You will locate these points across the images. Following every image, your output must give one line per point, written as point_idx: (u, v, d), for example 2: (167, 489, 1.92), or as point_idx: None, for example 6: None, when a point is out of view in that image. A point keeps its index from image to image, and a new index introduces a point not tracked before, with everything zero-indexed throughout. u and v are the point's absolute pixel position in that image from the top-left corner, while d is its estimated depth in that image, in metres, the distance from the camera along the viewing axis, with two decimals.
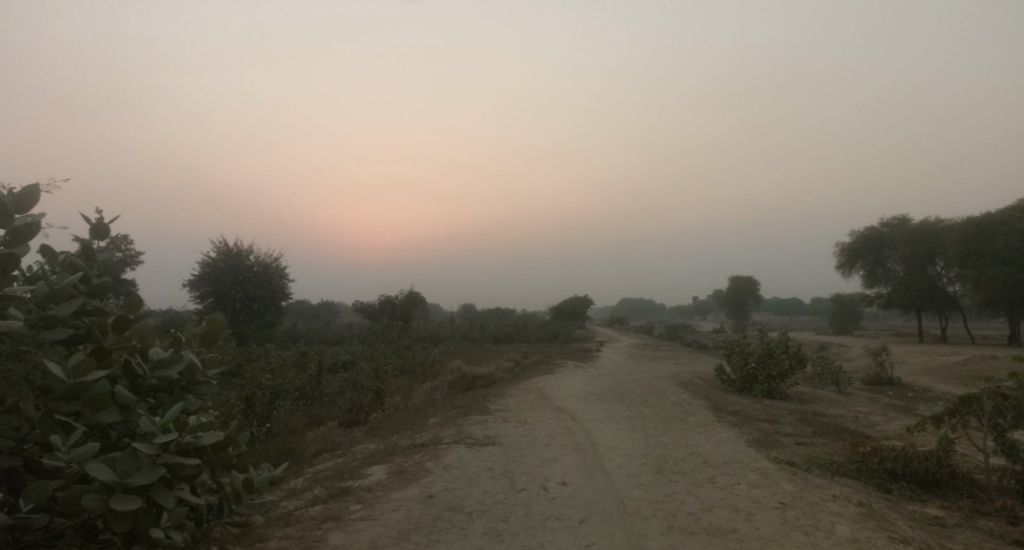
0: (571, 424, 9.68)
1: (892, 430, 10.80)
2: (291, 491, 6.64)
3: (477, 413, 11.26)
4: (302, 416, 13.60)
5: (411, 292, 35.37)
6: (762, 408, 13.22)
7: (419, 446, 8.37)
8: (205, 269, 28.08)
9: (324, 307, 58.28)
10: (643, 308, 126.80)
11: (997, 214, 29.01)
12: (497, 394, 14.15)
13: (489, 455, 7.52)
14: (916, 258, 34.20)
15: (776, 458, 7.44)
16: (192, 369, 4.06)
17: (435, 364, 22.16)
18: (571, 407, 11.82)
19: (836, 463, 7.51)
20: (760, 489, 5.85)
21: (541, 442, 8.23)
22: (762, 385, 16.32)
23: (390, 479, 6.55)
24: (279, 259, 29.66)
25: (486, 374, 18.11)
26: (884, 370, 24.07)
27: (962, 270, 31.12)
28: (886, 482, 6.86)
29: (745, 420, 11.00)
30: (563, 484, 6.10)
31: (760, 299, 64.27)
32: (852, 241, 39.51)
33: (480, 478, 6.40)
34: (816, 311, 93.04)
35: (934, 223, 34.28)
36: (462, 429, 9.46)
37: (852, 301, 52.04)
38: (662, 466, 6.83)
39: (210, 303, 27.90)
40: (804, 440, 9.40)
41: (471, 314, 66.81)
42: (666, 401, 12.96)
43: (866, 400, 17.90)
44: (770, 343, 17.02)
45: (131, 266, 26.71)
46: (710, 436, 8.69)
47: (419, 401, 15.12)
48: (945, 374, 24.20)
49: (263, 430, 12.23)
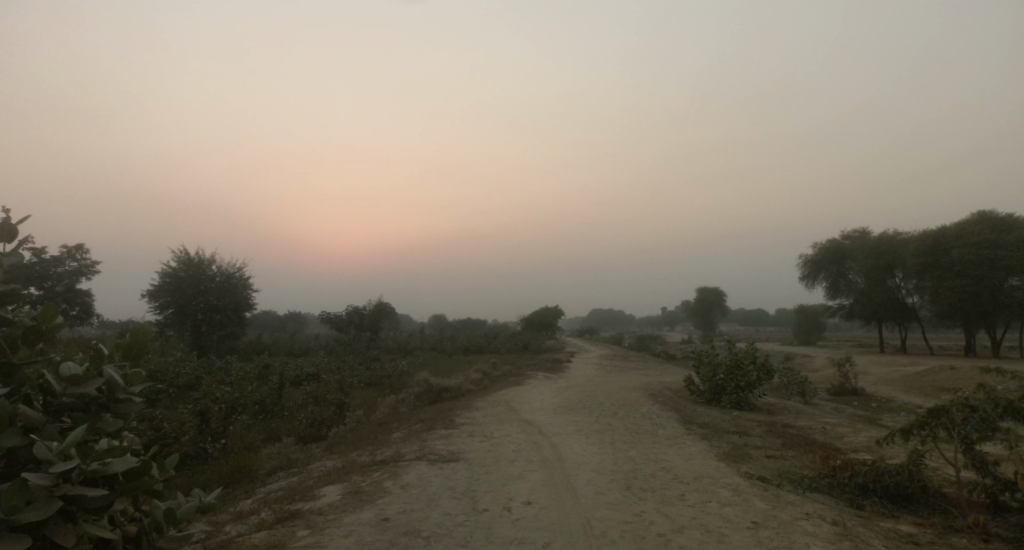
0: (538, 438, 9.39)
1: (860, 442, 10.76)
2: (237, 516, 6.21)
3: (442, 427, 10.89)
4: (260, 432, 13.03)
5: (379, 302, 34.77)
6: (731, 420, 13.13)
7: (378, 463, 7.97)
8: (164, 278, 27.12)
9: (292, 318, 57.05)
10: (613, 319, 127.28)
11: (953, 227, 29.79)
12: (463, 407, 13.79)
13: (451, 472, 7.17)
14: (876, 270, 34.91)
15: (747, 473, 7.25)
16: (112, 385, 3.68)
17: (402, 375, 21.69)
18: (539, 420, 11.53)
19: (807, 477, 7.36)
20: (731, 507, 5.64)
21: (506, 458, 7.91)
22: (731, 396, 16.26)
23: (344, 500, 6.16)
24: (243, 268, 28.83)
25: (454, 385, 17.71)
26: (848, 380, 24.36)
27: (920, 282, 31.83)
28: (857, 498, 6.71)
29: (715, 433, 10.84)
30: (528, 504, 5.79)
31: (727, 310, 65.06)
32: (815, 254, 40.21)
33: (440, 499, 6.05)
34: (781, 321, 94.67)
35: (893, 235, 35.07)
36: (424, 444, 9.09)
37: (816, 312, 52.92)
38: (631, 483, 6.58)
39: (170, 314, 26.98)
40: (774, 453, 9.25)
41: (441, 325, 66.20)
42: (635, 414, 12.77)
43: (832, 411, 17.99)
44: (738, 354, 17.00)
45: (86, 275, 25.63)
46: (680, 450, 8.48)
47: (383, 415, 14.68)
48: (906, 385, 24.58)
49: (217, 446, 11.67)
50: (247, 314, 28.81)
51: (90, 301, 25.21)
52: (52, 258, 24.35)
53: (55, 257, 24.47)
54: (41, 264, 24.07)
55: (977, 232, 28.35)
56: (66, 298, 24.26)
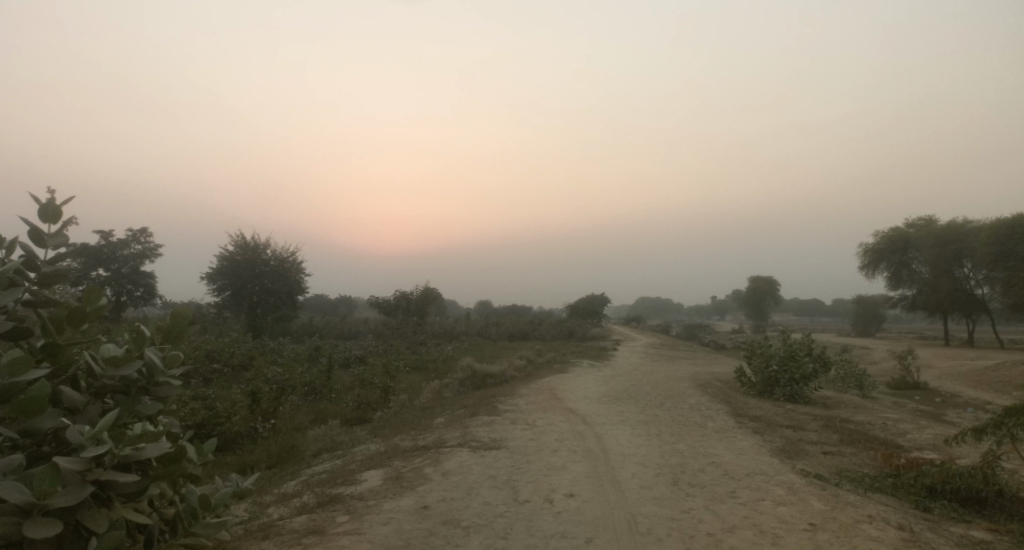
0: (582, 427, 9.20)
1: (925, 440, 10.15)
2: (279, 498, 6.25)
3: (485, 413, 10.81)
4: (308, 413, 13.25)
5: (427, 288, 35.04)
6: (784, 413, 12.65)
7: (421, 448, 7.93)
8: (222, 262, 27.95)
9: (342, 302, 58.23)
10: (661, 308, 125.42)
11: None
12: (507, 394, 13.70)
13: (493, 460, 7.05)
14: (942, 259, 33.12)
15: (803, 470, 6.87)
16: (151, 368, 3.67)
17: (448, 360, 21.78)
18: (584, 409, 11.33)
19: (868, 477, 6.94)
20: (786, 507, 5.32)
21: (549, 448, 7.74)
22: (784, 388, 15.69)
23: (384, 486, 6.11)
24: (296, 253, 29.46)
25: (498, 372, 17.64)
26: (910, 374, 23.24)
27: (991, 272, 30.05)
28: (924, 500, 6.27)
29: (767, 426, 10.42)
30: (570, 497, 5.61)
31: (781, 300, 63.12)
32: (876, 242, 38.45)
33: (480, 488, 5.93)
34: (838, 312, 91.41)
35: (962, 223, 33.17)
36: (467, 431, 9.01)
37: (875, 302, 50.75)
38: (678, 478, 6.32)
39: (227, 296, 27.83)
40: (832, 450, 8.81)
41: (488, 310, 66.50)
42: (683, 405, 12.42)
43: (892, 406, 17.18)
44: (792, 345, 16.36)
45: (150, 258, 26.62)
46: (730, 444, 8.15)
47: (428, 400, 14.73)
48: (973, 380, 23.32)
49: (266, 426, 11.90)
50: (299, 297, 29.43)
51: (153, 283, 26.20)
52: (118, 241, 25.37)
53: (121, 240, 25.50)
54: (108, 247, 25.12)
55: None
56: (131, 279, 25.28)
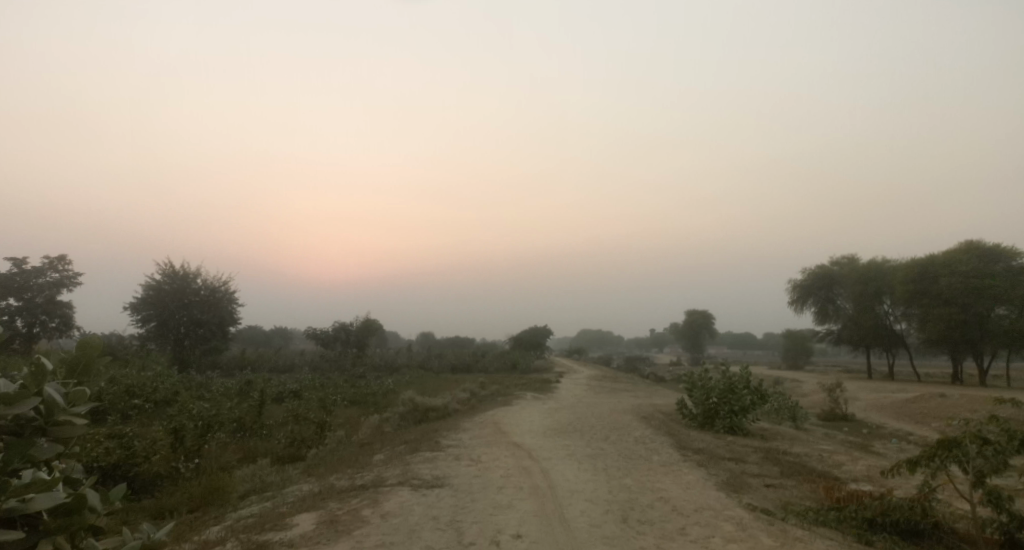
0: (527, 462, 8.94)
1: (860, 471, 10.38)
2: (199, 547, 5.74)
3: (427, 449, 10.40)
4: (237, 451, 12.46)
5: (367, 319, 34.21)
6: (726, 446, 12.75)
7: (358, 488, 7.50)
8: (148, 291, 26.46)
9: (277, 333, 56.15)
10: (602, 340, 126.87)
11: (940, 254, 29.78)
12: (449, 428, 13.31)
13: (435, 500, 6.71)
14: (865, 295, 34.80)
15: (750, 505, 6.83)
16: (51, 405, 3.26)
17: (388, 394, 21.13)
18: (529, 442, 11.08)
19: (812, 510, 6.95)
20: (737, 544, 5.23)
21: (495, 485, 7.45)
22: (724, 421, 15.90)
23: (317, 531, 5.68)
24: (229, 283, 28.25)
25: (440, 405, 17.19)
26: (839, 406, 24.08)
27: (909, 308, 31.76)
28: (866, 533, 6.30)
29: (711, 459, 10.45)
30: (517, 538, 5.35)
31: (716, 333, 64.87)
32: (804, 278, 40.14)
33: (422, 531, 5.58)
34: (769, 346, 94.71)
35: (881, 262, 35.06)
36: (408, 468, 8.61)
37: (804, 336, 52.80)
38: (627, 515, 6.15)
39: (152, 327, 26.28)
40: (773, 482, 8.85)
41: (428, 342, 65.51)
42: (628, 438, 12.35)
43: (824, 437, 17.66)
44: (731, 377, 16.64)
45: (68, 286, 24.93)
46: (677, 478, 8.06)
47: (366, 436, 14.15)
48: (896, 411, 24.36)
49: (189, 466, 11.12)
50: (231, 328, 28.13)
51: (71, 313, 24.46)
52: (33, 269, 23.70)
53: (36, 267, 23.84)
54: (22, 275, 23.40)
55: (964, 260, 28.32)
56: (45, 310, 23.53)
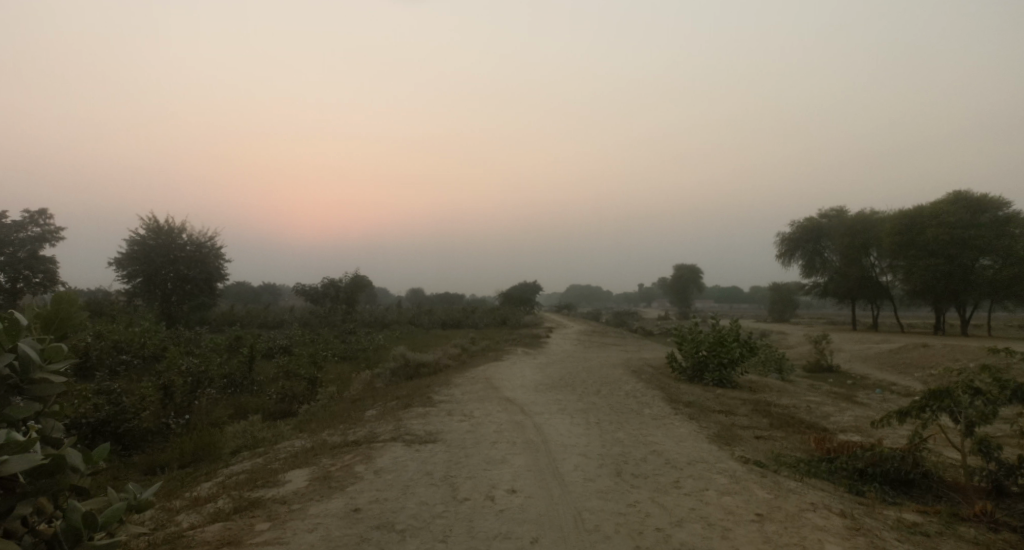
0: (520, 417, 8.93)
1: (847, 422, 10.51)
2: (192, 503, 5.69)
3: (418, 405, 10.37)
4: (227, 406, 12.40)
5: (356, 275, 34.03)
6: (716, 398, 12.87)
7: (351, 444, 7.45)
8: (132, 247, 26.01)
9: (266, 289, 55.82)
10: (591, 295, 127.51)
11: (927, 206, 29.84)
12: (441, 383, 13.33)
13: (429, 456, 6.67)
14: (852, 248, 34.94)
15: (743, 457, 6.87)
16: (25, 363, 3.11)
17: (378, 349, 21.14)
18: (521, 398, 11.09)
19: (803, 461, 7.01)
20: (731, 497, 5.23)
21: (488, 440, 7.44)
22: (713, 373, 16.05)
23: (311, 487, 5.63)
24: (214, 238, 27.85)
25: (431, 360, 17.19)
26: (824, 357, 24.42)
27: (895, 261, 31.94)
28: (857, 484, 6.36)
29: (702, 412, 10.53)
30: (511, 493, 5.32)
31: (703, 287, 65.36)
32: (792, 232, 40.20)
33: (416, 486, 5.55)
34: (755, 300, 95.74)
35: (869, 215, 35.13)
36: (401, 424, 8.58)
37: (790, 289, 53.28)
38: (621, 468, 6.15)
39: (138, 284, 25.94)
40: (763, 434, 8.93)
41: (418, 298, 65.54)
42: (619, 392, 12.41)
43: (810, 389, 17.92)
44: (721, 331, 16.69)
45: (50, 242, 24.46)
46: (669, 432, 8.09)
47: (358, 391, 14.15)
48: (880, 362, 24.74)
49: (180, 422, 11.05)
50: (219, 284, 27.86)
51: (54, 269, 24.03)
52: (13, 223, 23.21)
53: (16, 222, 23.33)
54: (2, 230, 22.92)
55: (951, 212, 28.35)
56: (28, 265, 23.10)
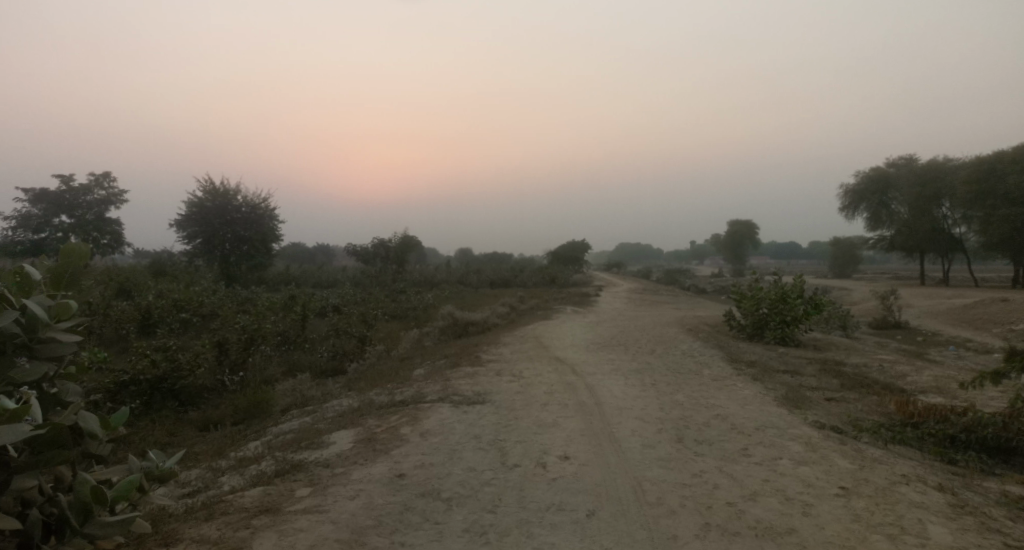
0: (572, 378, 8.55)
1: (926, 383, 9.73)
2: (237, 463, 5.57)
3: (467, 364, 10.12)
4: (281, 363, 12.47)
5: (406, 235, 34.06)
6: (779, 357, 12.23)
7: (397, 404, 7.22)
8: (190, 209, 26.60)
9: (319, 251, 56.76)
10: (642, 252, 125.20)
11: (1010, 151, 27.51)
12: (490, 342, 13.08)
13: (477, 418, 6.37)
14: (922, 199, 32.72)
15: (817, 422, 6.30)
16: (33, 321, 2.98)
17: (428, 308, 21.10)
18: (572, 357, 10.71)
19: (886, 427, 6.39)
20: (810, 467, 4.72)
21: (538, 401, 7.08)
22: (774, 331, 15.31)
23: (354, 450, 5.39)
24: (269, 200, 28.13)
25: (480, 319, 16.97)
26: (891, 314, 23.14)
27: (970, 212, 29.79)
28: (949, 452, 5.73)
29: (765, 372, 9.91)
30: (565, 460, 4.94)
31: (759, 244, 63.19)
32: (856, 183, 37.99)
33: (464, 451, 5.24)
34: (814, 255, 92.26)
35: (942, 163, 32.72)
36: (449, 384, 8.31)
37: (853, 244, 50.83)
38: (683, 434, 5.68)
39: (198, 244, 26.60)
40: (834, 395, 8.29)
41: (466, 258, 65.71)
42: (675, 351, 11.89)
43: (878, 347, 16.93)
44: (783, 287, 15.80)
45: (116, 204, 25.24)
46: (732, 394, 7.55)
47: (407, 350, 14.08)
48: (952, 318, 23.31)
49: (233, 379, 11.16)
50: (274, 245, 28.31)
51: (120, 230, 25.12)
52: (80, 187, 23.87)
53: (83, 185, 23.97)
54: (71, 193, 23.60)
55: None
56: (96, 227, 24.10)
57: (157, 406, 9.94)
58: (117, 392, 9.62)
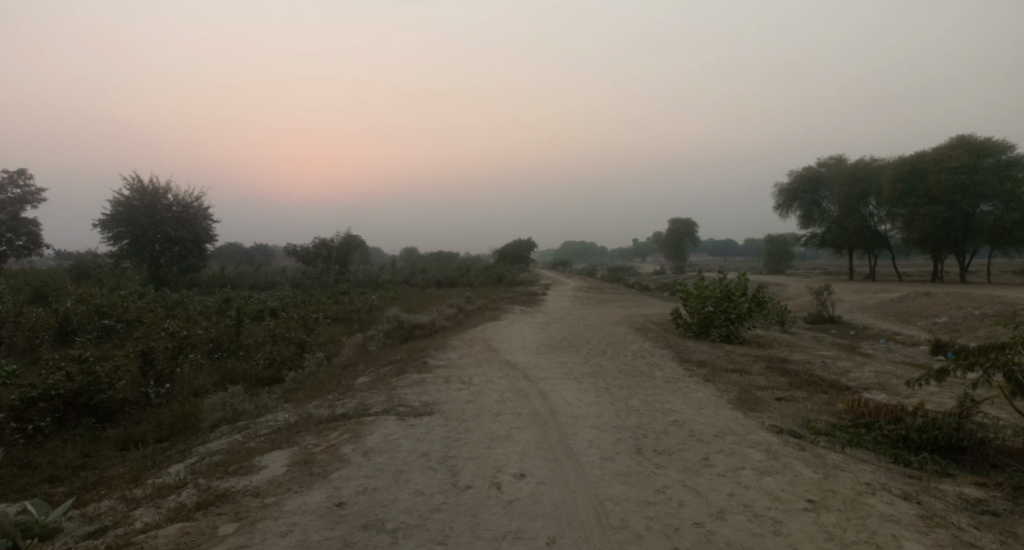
0: (524, 384, 8.21)
1: (869, 379, 9.86)
2: (155, 492, 4.98)
3: (414, 371, 9.66)
4: (213, 372, 11.69)
5: (348, 235, 33.13)
6: (727, 356, 12.28)
7: (339, 418, 6.72)
8: (116, 208, 24.96)
9: (257, 251, 54.79)
10: (586, 251, 126.69)
11: (930, 151, 28.89)
12: (437, 346, 12.64)
13: (425, 432, 5.96)
14: (851, 197, 34.05)
15: (774, 426, 6.16)
16: None
17: (372, 311, 20.44)
18: (523, 361, 10.40)
19: (840, 428, 6.32)
20: (774, 478, 4.53)
21: (489, 411, 6.71)
22: (720, 329, 15.45)
23: (289, 474, 4.90)
24: (201, 198, 26.79)
25: (427, 321, 16.46)
26: (826, 309, 23.91)
27: (894, 210, 31.19)
28: (904, 453, 5.68)
29: (716, 372, 9.85)
30: (520, 479, 4.61)
31: (698, 241, 64.70)
32: (790, 182, 39.26)
33: (411, 472, 4.83)
34: (749, 251, 95.42)
35: (868, 163, 34.18)
36: (394, 393, 7.84)
37: (787, 240, 52.67)
38: (642, 445, 5.44)
39: (125, 246, 25.02)
40: (785, 395, 8.25)
41: (411, 258, 64.62)
42: (626, 352, 11.74)
43: (816, 341, 17.39)
44: (727, 284, 15.94)
45: (32, 203, 23.45)
46: (687, 398, 7.38)
47: (350, 355, 13.47)
48: (882, 311, 24.28)
49: (160, 392, 10.33)
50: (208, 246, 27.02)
51: (38, 231, 23.33)
52: None
53: None
54: None
55: (954, 157, 27.46)
56: (10, 228, 22.34)
57: (72, 424, 9.04)
58: (24, 410, 8.66)
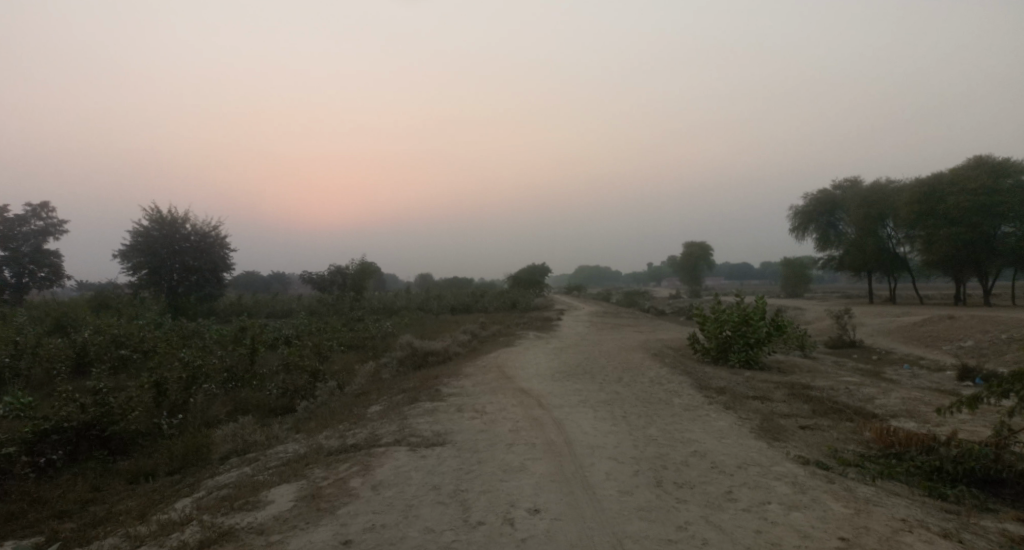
0: (538, 412, 8.01)
1: (896, 406, 9.53)
2: (159, 530, 4.84)
3: (426, 399, 9.49)
4: (226, 402, 11.61)
5: (363, 262, 33.26)
6: (747, 382, 11.98)
7: (349, 449, 6.57)
8: (135, 238, 25.24)
9: (274, 279, 55.23)
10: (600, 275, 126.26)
11: (948, 172, 28.51)
12: (450, 373, 12.48)
13: (437, 464, 5.79)
14: (868, 219, 33.59)
15: (799, 456, 5.92)
16: None
17: (386, 338, 20.35)
18: (537, 388, 10.20)
19: (869, 458, 6.05)
20: (803, 513, 4.30)
21: (503, 441, 6.52)
22: (739, 354, 15.12)
23: (296, 510, 4.75)
24: (219, 227, 27.07)
25: (441, 348, 16.31)
26: (847, 332, 23.43)
27: (913, 232, 30.72)
28: (939, 485, 5.41)
29: (736, 399, 9.58)
30: (535, 514, 4.42)
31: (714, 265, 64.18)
32: (805, 204, 38.89)
33: (422, 506, 4.66)
34: (766, 275, 94.47)
35: (885, 184, 33.77)
36: (406, 423, 7.69)
37: (804, 263, 52.06)
38: (661, 477, 5.22)
39: (143, 275, 25.23)
40: (809, 423, 7.96)
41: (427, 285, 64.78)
42: (643, 378, 11.49)
43: (838, 367, 16.97)
44: (745, 308, 15.63)
45: (54, 235, 23.85)
46: (707, 426, 7.14)
47: (363, 383, 13.34)
48: (904, 335, 23.75)
49: (172, 423, 10.25)
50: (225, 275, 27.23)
51: (59, 262, 23.65)
52: (16, 217, 22.53)
53: (19, 216, 22.62)
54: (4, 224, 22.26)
55: (973, 177, 27.05)
56: (33, 259, 22.67)
57: (83, 457, 8.96)
58: (37, 443, 8.61)
